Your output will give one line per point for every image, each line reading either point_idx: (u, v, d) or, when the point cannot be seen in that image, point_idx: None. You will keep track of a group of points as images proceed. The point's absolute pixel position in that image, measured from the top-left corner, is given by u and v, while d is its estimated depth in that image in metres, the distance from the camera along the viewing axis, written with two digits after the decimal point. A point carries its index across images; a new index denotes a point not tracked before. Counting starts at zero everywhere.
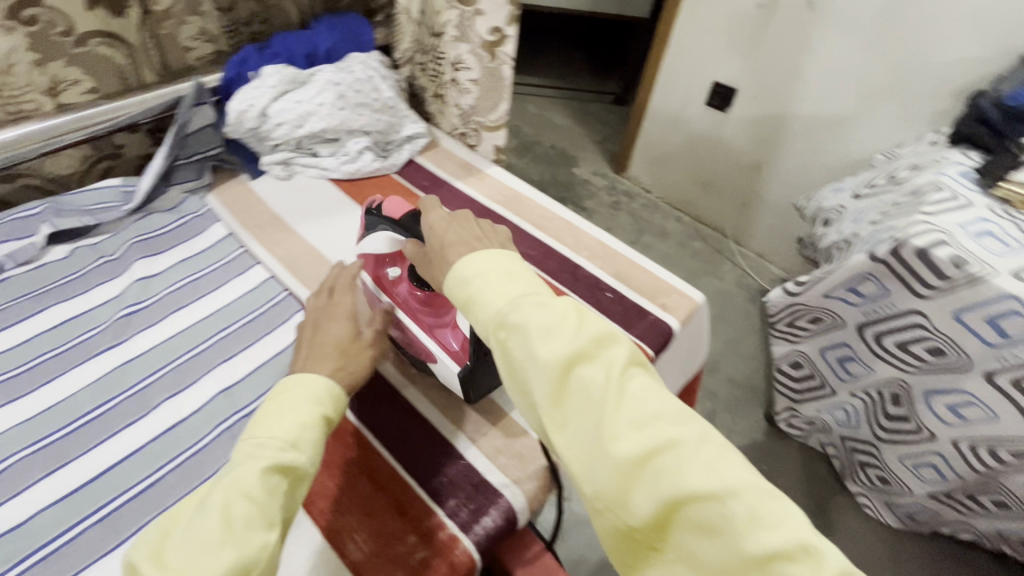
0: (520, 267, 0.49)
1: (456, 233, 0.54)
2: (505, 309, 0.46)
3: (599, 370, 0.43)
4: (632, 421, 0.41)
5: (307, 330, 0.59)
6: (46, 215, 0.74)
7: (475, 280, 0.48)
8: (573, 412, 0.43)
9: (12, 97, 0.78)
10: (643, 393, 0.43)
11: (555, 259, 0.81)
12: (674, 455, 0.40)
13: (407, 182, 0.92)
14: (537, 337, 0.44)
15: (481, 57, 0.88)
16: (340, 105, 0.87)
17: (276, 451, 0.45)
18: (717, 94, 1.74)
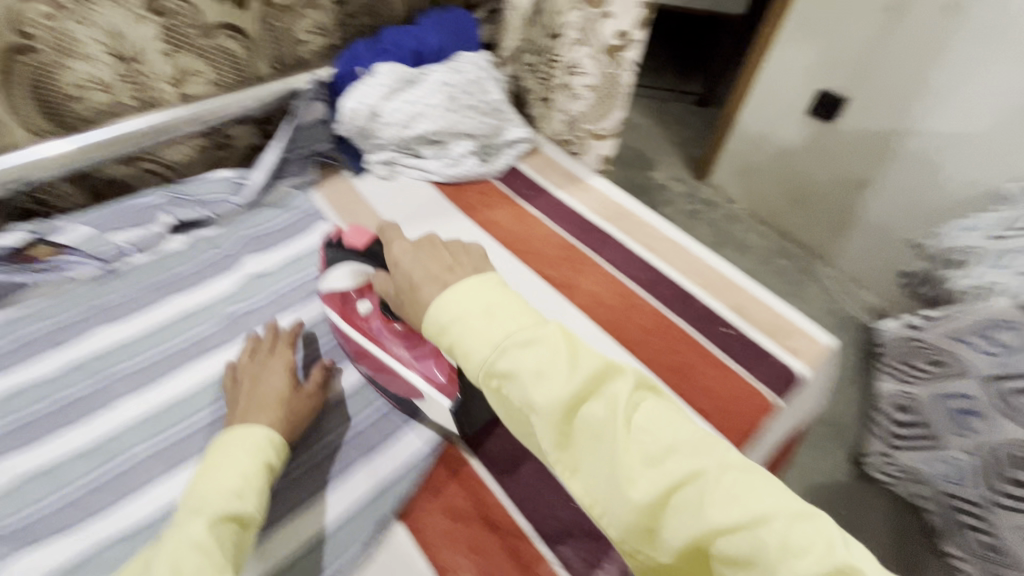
0: (502, 299, 0.44)
1: (422, 267, 0.49)
2: (491, 351, 0.41)
3: (604, 405, 0.39)
4: (647, 456, 0.38)
5: (244, 383, 0.58)
6: (166, 205, 0.76)
7: (457, 323, 0.44)
8: (584, 454, 0.40)
9: (142, 84, 0.80)
10: (652, 423, 0.39)
11: (667, 286, 0.76)
12: (695, 487, 0.37)
13: (508, 190, 0.89)
14: (534, 383, 0.40)
15: (600, 62, 0.83)
16: (451, 108, 0.84)
17: (223, 501, 0.44)
18: (824, 103, 1.59)
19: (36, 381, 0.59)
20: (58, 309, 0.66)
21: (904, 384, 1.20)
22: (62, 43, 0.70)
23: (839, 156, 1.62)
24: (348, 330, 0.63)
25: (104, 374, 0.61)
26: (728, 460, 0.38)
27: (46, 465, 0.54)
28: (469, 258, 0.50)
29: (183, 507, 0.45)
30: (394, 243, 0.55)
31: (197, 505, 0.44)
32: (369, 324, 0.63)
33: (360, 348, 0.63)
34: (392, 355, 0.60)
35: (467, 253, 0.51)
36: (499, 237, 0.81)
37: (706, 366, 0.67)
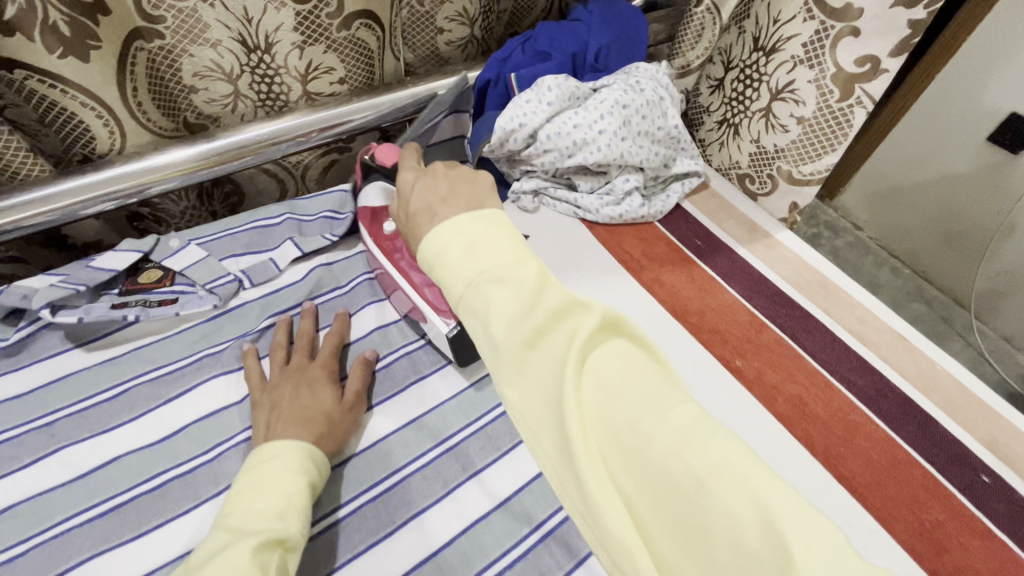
0: (488, 234, 0.39)
1: (422, 196, 0.45)
2: (465, 284, 0.37)
3: (560, 346, 0.34)
4: (592, 399, 0.33)
5: (284, 388, 0.53)
6: (288, 230, 0.67)
7: (437, 262, 0.40)
8: (531, 396, 0.35)
9: (266, 78, 0.66)
10: (611, 368, 0.34)
11: (895, 401, 0.58)
12: (641, 441, 0.32)
13: (676, 239, 0.72)
14: (490, 314, 0.35)
15: (828, 92, 0.64)
16: (623, 134, 0.67)
17: (267, 523, 0.41)
18: (1011, 130, 1.22)
19: (142, 448, 0.50)
20: (167, 352, 0.57)
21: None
22: (187, 26, 0.57)
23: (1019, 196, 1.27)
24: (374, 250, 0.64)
25: (216, 446, 0.51)
26: (688, 415, 0.32)
27: (151, 569, 0.44)
28: (476, 187, 0.44)
29: (220, 527, 0.41)
30: (403, 170, 0.51)
31: (237, 525, 0.40)
32: (393, 243, 0.63)
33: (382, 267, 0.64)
34: (404, 276, 0.60)
35: (472, 182, 0.45)
36: (668, 301, 0.66)
37: (966, 534, 0.50)
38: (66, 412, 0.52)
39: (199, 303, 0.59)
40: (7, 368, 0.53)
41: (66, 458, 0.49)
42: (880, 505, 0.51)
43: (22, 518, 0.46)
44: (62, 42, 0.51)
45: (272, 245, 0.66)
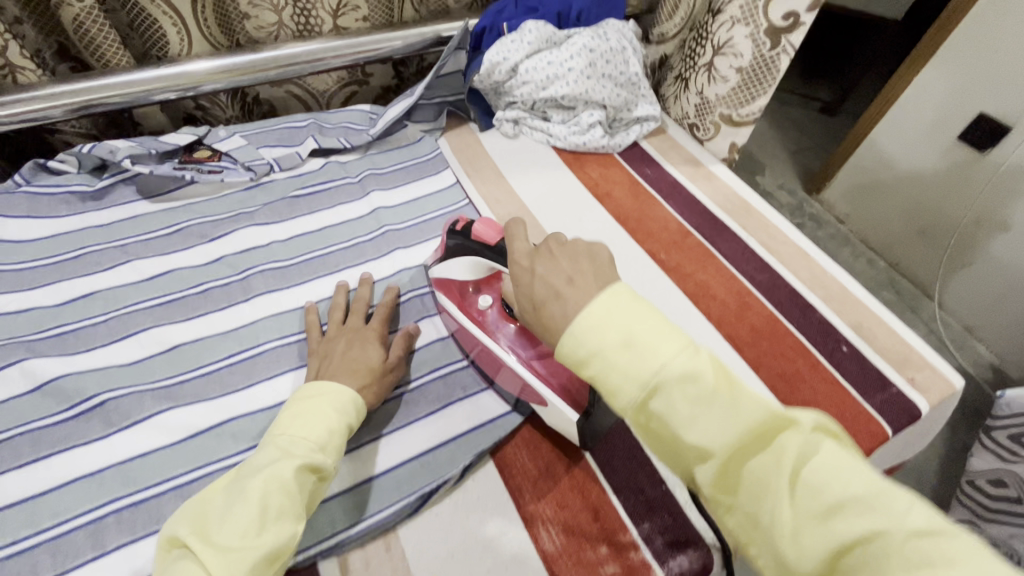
0: (649, 327, 0.39)
1: (549, 284, 0.44)
2: (632, 397, 0.37)
3: (766, 453, 0.35)
4: (809, 513, 0.32)
5: (338, 342, 0.59)
6: (311, 130, 0.83)
7: (595, 359, 0.39)
8: (744, 499, 0.35)
9: (305, 10, 0.81)
10: (826, 469, 0.33)
11: (785, 290, 0.72)
12: (874, 551, 0.30)
13: (629, 165, 0.87)
14: (681, 417, 0.36)
15: (760, 44, 0.78)
16: (588, 74, 0.82)
17: (309, 450, 0.47)
18: (977, 128, 1.32)
19: (191, 267, 0.66)
20: (211, 208, 0.73)
21: (996, 460, 0.89)
22: None
23: (975, 190, 1.37)
24: (466, 323, 0.62)
25: (245, 272, 0.67)
26: (918, 521, 0.30)
27: (194, 340, 0.60)
28: (596, 266, 0.45)
29: (270, 442, 0.47)
30: (515, 250, 0.50)
31: (285, 444, 0.47)
32: (488, 317, 0.62)
33: (480, 347, 0.61)
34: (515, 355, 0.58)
35: (592, 259, 0.45)
36: (613, 208, 0.81)
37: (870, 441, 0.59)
38: (135, 239, 0.68)
39: (239, 175, 0.76)
40: (91, 206, 0.70)
41: (134, 267, 0.65)
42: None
43: (101, 300, 0.62)
44: None
45: (299, 140, 0.82)
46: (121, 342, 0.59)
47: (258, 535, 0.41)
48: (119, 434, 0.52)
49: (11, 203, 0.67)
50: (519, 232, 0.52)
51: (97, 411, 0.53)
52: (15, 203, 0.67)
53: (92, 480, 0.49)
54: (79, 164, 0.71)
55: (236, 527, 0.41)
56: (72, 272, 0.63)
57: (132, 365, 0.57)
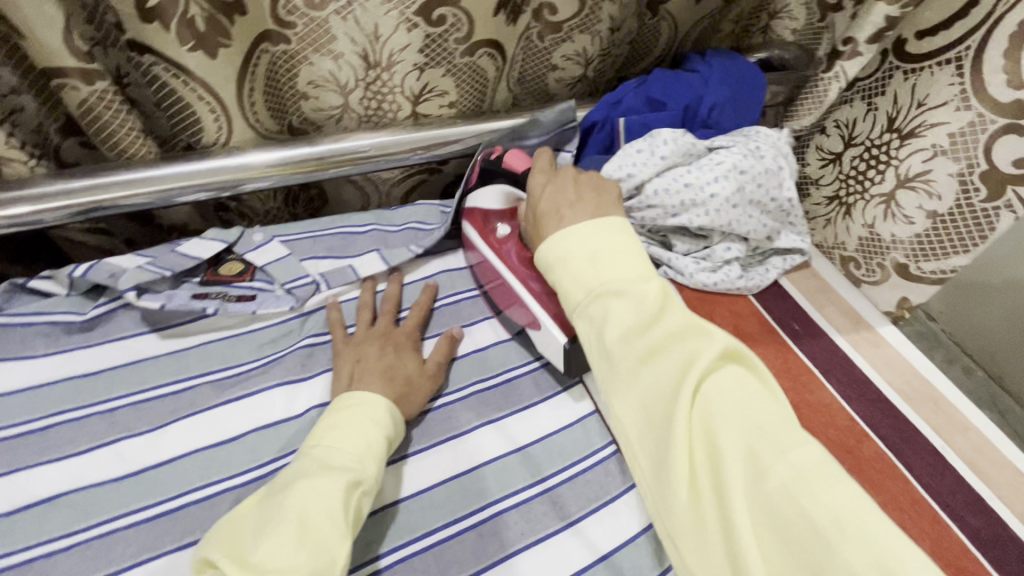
0: (608, 246, 0.47)
1: (554, 203, 0.52)
2: (578, 307, 0.46)
3: (677, 368, 0.41)
4: (697, 420, 0.39)
5: (371, 347, 0.55)
6: (373, 240, 0.65)
7: (557, 265, 0.48)
8: (640, 398, 0.42)
9: (378, 95, 0.64)
10: (723, 392, 0.39)
11: (1012, 552, 0.52)
12: (746, 464, 0.36)
13: (772, 319, 0.67)
14: (612, 326, 0.43)
15: (970, 190, 0.58)
16: (735, 201, 0.63)
17: (348, 463, 0.44)
18: None
19: (196, 453, 0.48)
20: (235, 352, 0.55)
21: None
22: (314, 36, 0.55)
23: None
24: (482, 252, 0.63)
25: (268, 464, 0.49)
26: (797, 454, 0.35)
27: None
28: (601, 196, 0.52)
29: (307, 455, 0.44)
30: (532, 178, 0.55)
31: (323, 457, 0.44)
32: (505, 247, 0.60)
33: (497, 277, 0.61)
34: (522, 284, 0.57)
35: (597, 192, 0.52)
36: None
37: None
38: (127, 399, 0.50)
39: (277, 302, 0.58)
40: (78, 343, 0.52)
41: (119, 450, 0.47)
42: None
43: (67, 509, 0.44)
44: (194, 37, 0.50)
45: (356, 252, 0.64)
46: None
47: (297, 553, 0.37)
48: None
49: None
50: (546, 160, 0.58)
51: None
52: None
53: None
54: (70, 284, 0.54)
55: (277, 547, 0.38)
56: (33, 458, 0.46)
57: None
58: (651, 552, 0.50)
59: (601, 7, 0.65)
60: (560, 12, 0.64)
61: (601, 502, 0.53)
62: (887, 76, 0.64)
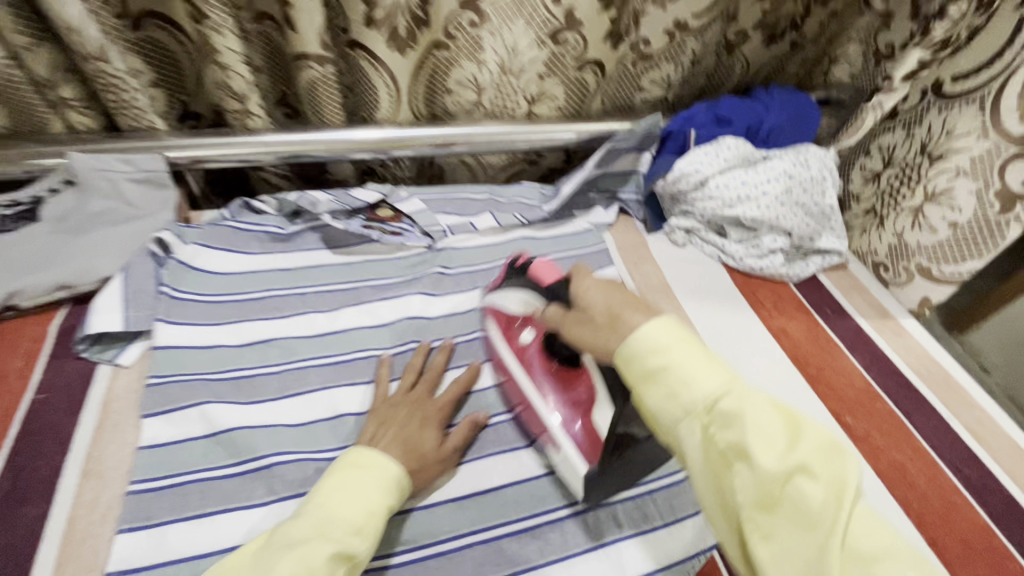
0: (710, 355, 0.41)
1: (608, 305, 0.46)
2: (695, 411, 0.39)
3: (824, 491, 0.36)
4: (852, 555, 0.35)
5: (400, 411, 0.57)
6: (488, 205, 0.83)
7: (666, 362, 0.40)
8: (783, 523, 0.36)
9: (506, 95, 0.83)
10: (866, 522, 0.36)
11: (1000, 498, 0.62)
12: None
13: (808, 302, 0.80)
14: (755, 447, 0.37)
15: (985, 204, 0.71)
16: (783, 200, 0.78)
17: (345, 534, 0.44)
18: None
19: (361, 328, 0.67)
20: (386, 269, 0.74)
21: None
22: (470, 46, 0.75)
23: None
24: (505, 354, 0.63)
25: (407, 343, 0.66)
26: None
27: (357, 411, 0.60)
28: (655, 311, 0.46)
29: (309, 513, 0.44)
30: (584, 280, 0.50)
31: (322, 520, 0.44)
32: (527, 355, 0.62)
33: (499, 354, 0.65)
34: (543, 396, 0.59)
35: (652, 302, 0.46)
36: (791, 349, 0.74)
37: (971, 527, 0.59)
38: (314, 288, 0.70)
39: (416, 241, 0.77)
40: (281, 248, 0.73)
41: (310, 319, 0.66)
42: (916, 505, 0.60)
43: (278, 348, 0.63)
44: (396, 40, 0.71)
45: (473, 213, 0.82)
46: (289, 399, 0.59)
47: None
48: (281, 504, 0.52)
49: (216, 233, 0.70)
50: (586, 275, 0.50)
51: (262, 473, 0.53)
52: (217, 234, 0.70)
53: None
54: (277, 207, 0.75)
55: None
56: (255, 313, 0.65)
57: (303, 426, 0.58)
58: None
59: (686, 43, 0.83)
60: (652, 44, 0.82)
61: None
62: (924, 110, 0.77)
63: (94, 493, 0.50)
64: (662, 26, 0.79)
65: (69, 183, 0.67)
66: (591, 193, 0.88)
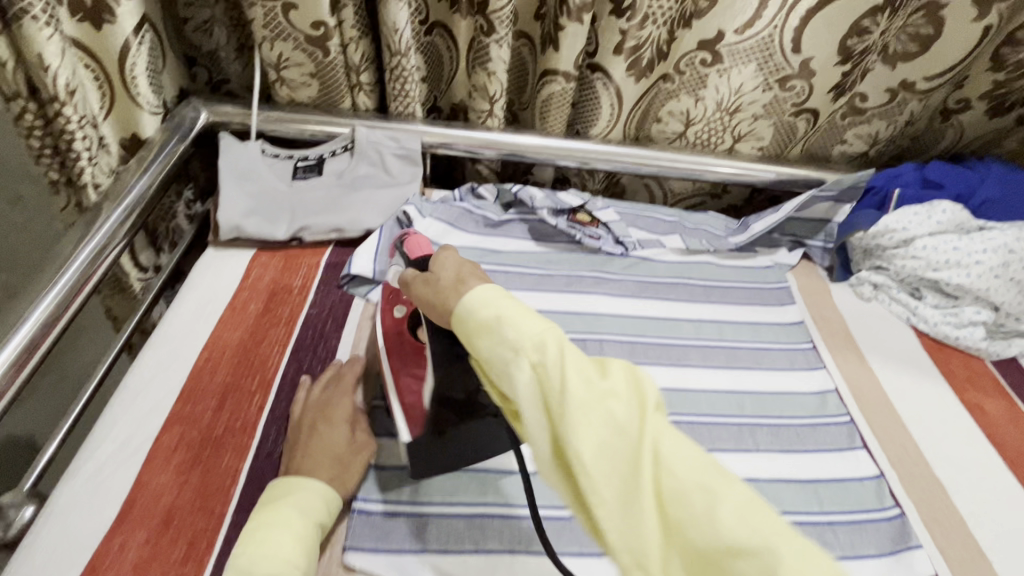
0: (524, 304, 0.38)
1: (457, 272, 0.43)
2: (521, 346, 0.35)
3: (632, 409, 0.33)
4: (659, 465, 0.32)
5: (301, 428, 0.55)
6: (677, 227, 0.88)
7: (493, 310, 0.38)
8: (597, 438, 0.33)
9: (714, 131, 0.87)
10: (674, 435, 0.33)
11: None
12: (710, 504, 0.30)
13: (1008, 385, 0.76)
14: (567, 372, 0.34)
15: None
16: (997, 273, 0.75)
17: (278, 564, 0.41)
18: None
19: (556, 312, 0.74)
20: (581, 266, 0.81)
21: None
22: (694, 82, 0.81)
23: None
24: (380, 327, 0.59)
25: (598, 334, 0.73)
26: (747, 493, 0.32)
27: None
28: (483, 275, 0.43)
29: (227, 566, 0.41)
30: (438, 266, 0.44)
31: (244, 567, 0.40)
32: (394, 328, 0.57)
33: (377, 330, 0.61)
34: (391, 366, 0.56)
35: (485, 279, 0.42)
36: (986, 425, 0.71)
37: None
38: (521, 270, 0.78)
39: (611, 247, 0.83)
40: (494, 232, 0.83)
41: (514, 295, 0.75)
42: None
43: None
44: (636, 69, 0.79)
45: (662, 232, 0.87)
46: None
47: None
48: None
49: (448, 209, 0.82)
50: (445, 262, 0.45)
51: None
52: (447, 211, 0.82)
53: (476, 474, 0.56)
54: (495, 196, 0.85)
55: None
56: None
57: None
58: (875, 491, 0.61)
59: (907, 104, 0.82)
60: (870, 100, 0.82)
61: (840, 448, 0.64)
62: None
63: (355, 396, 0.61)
64: (885, 85, 0.80)
65: (346, 149, 0.81)
66: (776, 234, 0.90)
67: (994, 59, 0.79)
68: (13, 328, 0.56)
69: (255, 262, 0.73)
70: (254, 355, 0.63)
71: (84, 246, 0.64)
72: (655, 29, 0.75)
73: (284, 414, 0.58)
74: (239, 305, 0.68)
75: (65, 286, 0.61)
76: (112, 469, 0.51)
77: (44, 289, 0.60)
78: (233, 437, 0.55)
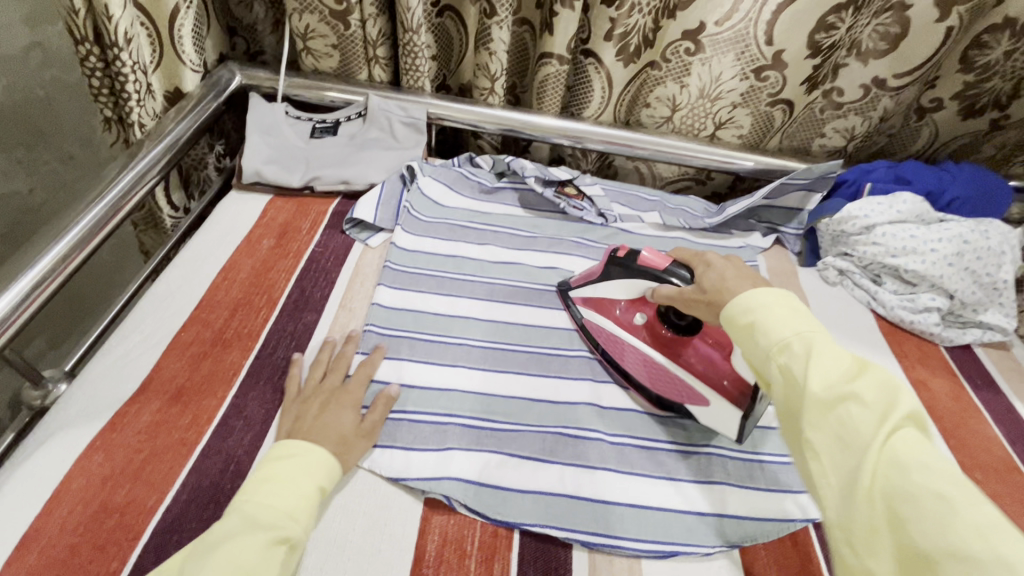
0: (787, 308, 0.46)
1: (727, 274, 0.54)
2: (772, 349, 0.44)
3: (873, 415, 0.38)
4: (893, 466, 0.36)
5: (314, 402, 0.57)
6: (658, 205, 0.95)
7: (758, 310, 0.47)
8: (834, 434, 0.39)
9: (697, 117, 0.94)
10: (916, 448, 0.36)
11: None
12: (938, 509, 0.33)
13: (958, 368, 0.80)
14: (813, 370, 0.41)
15: None
16: (951, 261, 0.79)
17: (278, 518, 0.44)
18: None
19: (534, 267, 0.82)
20: (562, 231, 0.89)
21: None
22: (679, 70, 0.88)
23: None
24: (624, 334, 0.69)
25: None
26: (993, 513, 0.33)
27: (525, 322, 0.74)
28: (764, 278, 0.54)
29: (237, 510, 0.44)
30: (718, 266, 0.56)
31: (251, 514, 0.44)
32: (645, 332, 0.68)
33: (610, 339, 0.70)
34: (667, 357, 0.65)
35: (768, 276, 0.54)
36: (928, 400, 0.75)
37: None
38: (507, 230, 0.86)
39: (592, 218, 0.91)
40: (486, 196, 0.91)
41: (497, 251, 0.82)
42: None
43: (474, 264, 0.80)
44: (624, 54, 0.87)
45: (642, 209, 0.94)
46: (470, 301, 0.75)
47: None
48: (461, 368, 0.66)
49: (447, 173, 0.91)
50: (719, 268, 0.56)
51: (448, 341, 0.69)
52: (445, 174, 0.90)
53: (443, 392, 0.64)
54: (490, 165, 0.93)
55: None
56: (461, 233, 0.84)
57: (483, 321, 0.72)
58: None
59: (880, 100, 0.87)
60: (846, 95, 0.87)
61: None
62: None
63: (345, 318, 0.70)
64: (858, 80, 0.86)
65: (360, 114, 0.91)
66: (751, 219, 0.96)
67: (962, 61, 0.83)
68: (62, 232, 0.66)
69: (270, 205, 0.83)
70: (263, 279, 0.72)
71: (127, 173, 0.75)
72: (641, 18, 0.83)
73: (283, 326, 0.67)
74: (254, 239, 0.77)
75: (108, 204, 0.71)
76: (136, 353, 0.61)
77: (90, 205, 0.70)
78: (239, 340, 0.64)
